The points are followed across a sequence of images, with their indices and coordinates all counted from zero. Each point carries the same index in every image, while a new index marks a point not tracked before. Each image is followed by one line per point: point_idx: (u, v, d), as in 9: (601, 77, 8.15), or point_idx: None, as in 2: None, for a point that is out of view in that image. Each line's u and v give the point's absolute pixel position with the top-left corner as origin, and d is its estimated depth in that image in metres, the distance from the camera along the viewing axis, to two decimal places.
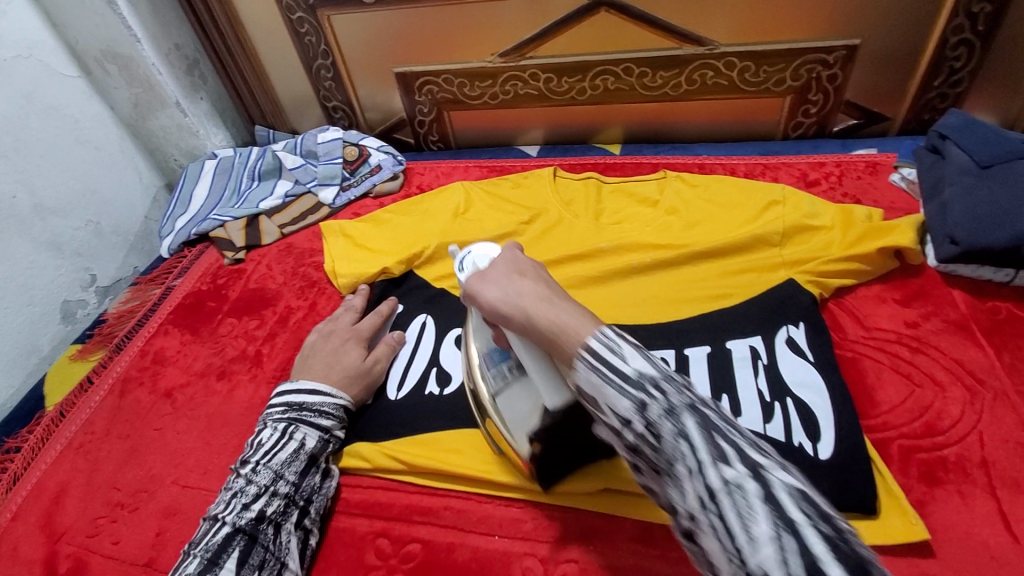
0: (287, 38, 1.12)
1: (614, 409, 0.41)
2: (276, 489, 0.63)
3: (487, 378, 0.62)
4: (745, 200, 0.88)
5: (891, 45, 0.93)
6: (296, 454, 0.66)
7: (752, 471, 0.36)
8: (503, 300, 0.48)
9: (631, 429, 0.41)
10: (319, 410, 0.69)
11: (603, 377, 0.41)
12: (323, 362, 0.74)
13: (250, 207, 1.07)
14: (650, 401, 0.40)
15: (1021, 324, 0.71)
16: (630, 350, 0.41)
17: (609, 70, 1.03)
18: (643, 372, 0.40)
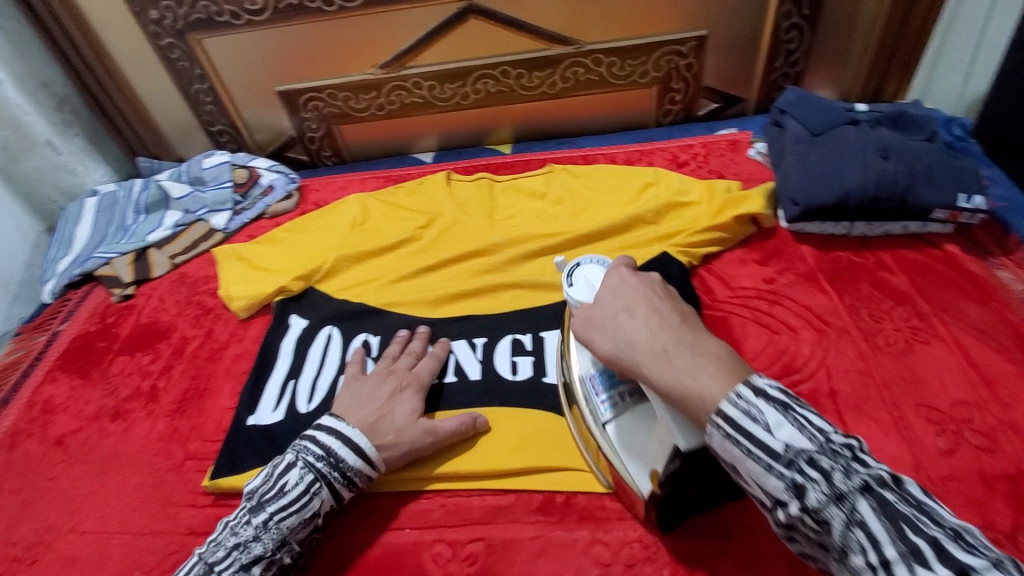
0: (159, 65, 1.09)
1: (761, 484, 0.41)
2: (279, 556, 0.57)
3: (597, 407, 0.60)
4: (623, 186, 0.95)
5: (734, 33, 1.03)
6: (307, 519, 0.59)
7: (960, 574, 0.34)
8: (617, 352, 0.48)
9: (784, 509, 0.40)
10: (348, 472, 0.62)
11: (741, 444, 0.41)
12: (365, 401, 0.67)
13: (137, 241, 1.03)
14: (807, 482, 0.39)
15: (859, 270, 0.81)
16: (774, 417, 0.40)
17: (488, 74, 1.07)
18: (794, 445, 0.40)
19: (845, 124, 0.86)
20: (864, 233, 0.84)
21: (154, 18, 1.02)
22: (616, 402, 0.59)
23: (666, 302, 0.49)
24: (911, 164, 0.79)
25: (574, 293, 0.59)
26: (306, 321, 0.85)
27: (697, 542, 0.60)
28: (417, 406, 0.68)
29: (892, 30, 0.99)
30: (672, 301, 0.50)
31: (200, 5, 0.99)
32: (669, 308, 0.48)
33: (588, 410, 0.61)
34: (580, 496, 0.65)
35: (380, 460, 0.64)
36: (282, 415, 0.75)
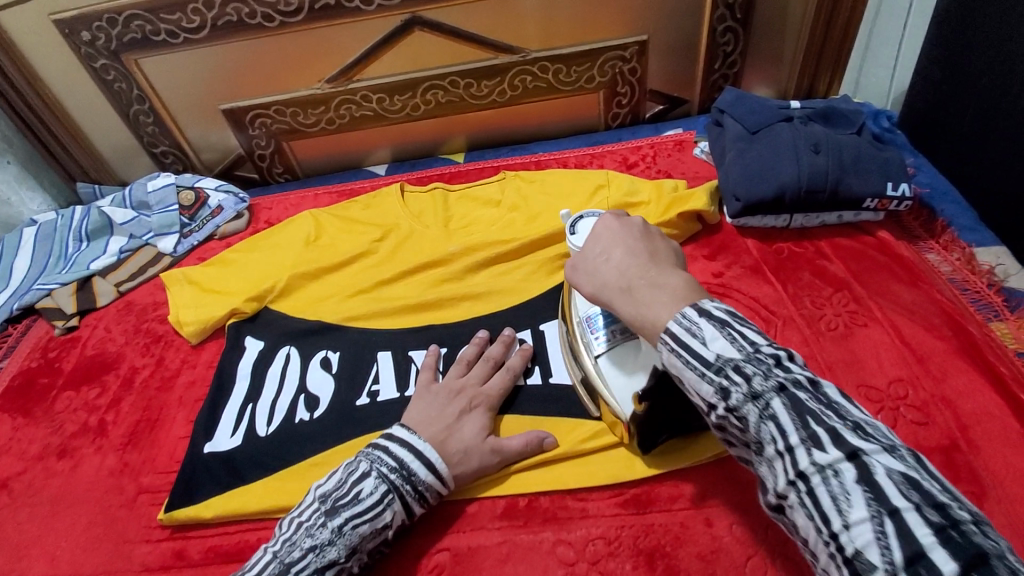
0: (95, 87, 1.05)
1: (697, 392, 0.42)
2: (346, 565, 0.56)
3: (591, 342, 0.65)
4: (576, 189, 0.96)
5: (673, 37, 1.07)
6: (378, 530, 0.58)
7: (849, 454, 0.36)
8: (596, 290, 0.52)
9: (714, 412, 0.42)
10: (421, 484, 0.61)
11: (682, 356, 0.42)
12: (431, 419, 0.65)
13: (80, 270, 0.99)
14: (731, 384, 0.40)
15: (800, 260, 0.84)
16: (710, 332, 0.42)
17: (436, 84, 1.07)
18: (724, 355, 0.41)
19: (778, 121, 0.90)
20: (803, 224, 0.88)
21: (88, 40, 0.99)
22: (610, 334, 0.64)
23: (644, 240, 0.53)
24: (840, 157, 0.83)
25: (575, 241, 0.64)
26: (261, 342, 0.84)
27: (657, 533, 0.62)
28: (484, 424, 0.66)
29: (819, 30, 1.04)
30: (649, 241, 0.53)
31: (134, 25, 0.97)
32: (643, 248, 0.52)
33: (582, 345, 0.66)
34: (544, 498, 0.66)
35: (446, 482, 0.62)
36: (240, 439, 0.74)
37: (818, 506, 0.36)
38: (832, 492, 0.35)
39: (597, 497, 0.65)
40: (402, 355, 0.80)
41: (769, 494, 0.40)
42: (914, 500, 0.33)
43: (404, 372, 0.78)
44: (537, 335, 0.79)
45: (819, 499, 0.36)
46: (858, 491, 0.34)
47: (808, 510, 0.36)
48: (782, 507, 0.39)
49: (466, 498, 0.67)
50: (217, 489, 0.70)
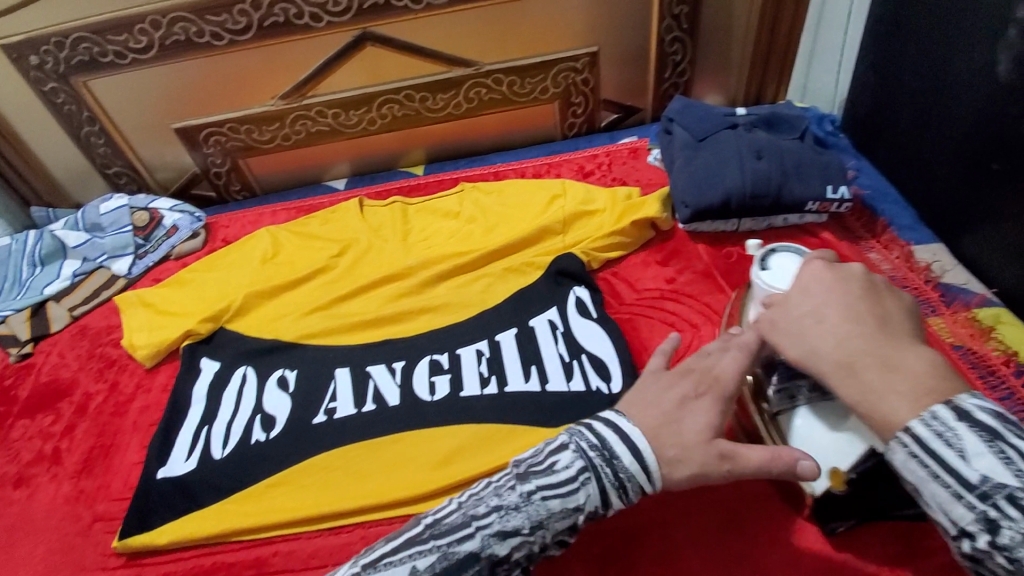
0: (44, 110, 1.03)
1: (946, 512, 0.40)
2: (527, 540, 0.48)
3: (768, 398, 0.59)
4: (532, 199, 0.98)
5: (623, 48, 1.09)
6: (569, 513, 0.48)
7: None
8: (806, 356, 0.49)
9: (975, 544, 0.39)
10: (622, 473, 0.49)
11: (931, 466, 0.41)
12: (654, 409, 0.53)
13: (33, 295, 0.97)
14: (1001, 516, 0.38)
15: (748, 263, 0.87)
16: (973, 444, 0.39)
17: (392, 99, 1.08)
18: (992, 477, 0.39)
19: (724, 129, 0.92)
20: (751, 228, 0.90)
21: (35, 63, 0.97)
22: (786, 397, 0.58)
23: (867, 300, 0.50)
24: (781, 162, 0.86)
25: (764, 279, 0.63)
26: (217, 363, 0.83)
27: (611, 537, 0.63)
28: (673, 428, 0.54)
29: (762, 39, 1.07)
30: (873, 299, 0.50)
31: (81, 47, 0.96)
32: (867, 312, 0.49)
33: (755, 401, 0.61)
34: None
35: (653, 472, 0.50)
36: (196, 463, 0.73)
37: None
38: None
39: None
40: (361, 370, 0.80)
41: None
42: None
43: (362, 388, 0.78)
44: (493, 345, 0.81)
45: None
46: None
47: None
48: None
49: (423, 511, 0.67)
50: (172, 514, 0.69)
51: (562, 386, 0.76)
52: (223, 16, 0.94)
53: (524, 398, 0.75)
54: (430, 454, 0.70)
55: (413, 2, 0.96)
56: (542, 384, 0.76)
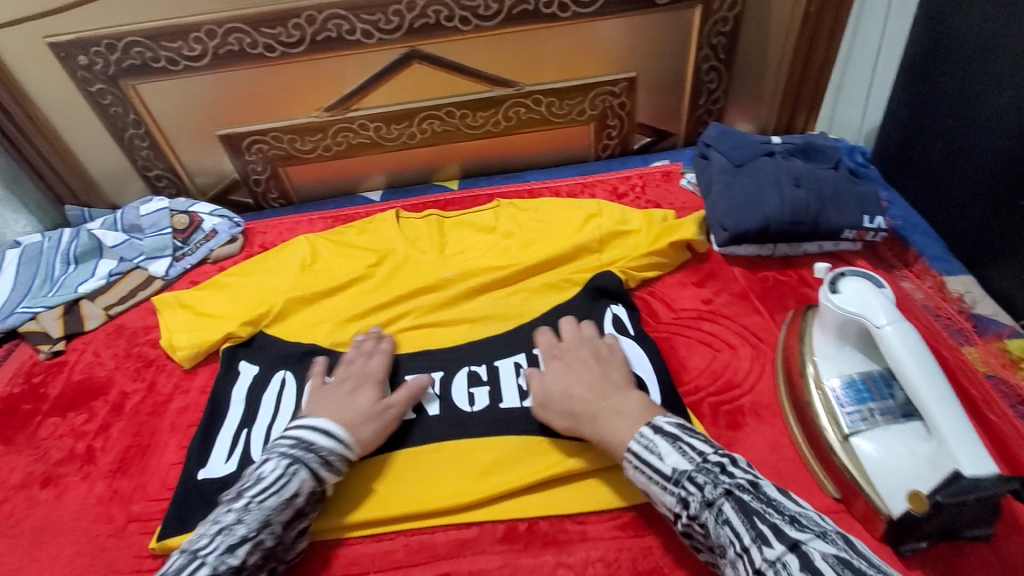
0: (90, 111, 1.05)
1: (664, 502, 0.56)
2: (261, 538, 0.58)
3: (843, 416, 0.64)
4: (568, 217, 0.97)
5: (661, 75, 1.12)
6: (289, 502, 0.60)
7: (791, 547, 0.47)
8: (569, 422, 0.67)
9: (682, 520, 0.55)
10: (324, 457, 0.63)
11: (651, 477, 0.57)
12: (338, 401, 0.70)
13: (67, 293, 0.98)
14: (688, 494, 0.54)
15: (785, 288, 0.88)
16: (666, 449, 0.57)
17: (433, 114, 1.10)
18: (679, 469, 0.56)
19: (761, 156, 0.94)
20: (787, 253, 0.92)
21: (83, 63, 0.99)
22: (866, 417, 0.62)
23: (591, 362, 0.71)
24: (819, 191, 0.88)
25: (834, 300, 0.66)
26: (256, 368, 0.83)
27: (656, 555, 0.63)
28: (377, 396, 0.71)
29: (797, 71, 1.10)
30: (602, 362, 0.71)
31: (134, 51, 0.98)
32: (598, 381, 0.68)
33: (830, 422, 0.65)
34: (543, 522, 0.66)
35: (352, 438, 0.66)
36: (235, 465, 0.72)
37: None
38: None
39: (596, 521, 0.66)
40: (399, 379, 0.79)
41: None
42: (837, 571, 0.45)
43: None
44: (532, 358, 0.79)
45: None
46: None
47: None
48: None
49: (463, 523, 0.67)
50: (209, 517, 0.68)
51: None
52: (278, 29, 0.97)
53: None
54: (470, 466, 0.69)
55: (462, 23, 1.00)
56: None
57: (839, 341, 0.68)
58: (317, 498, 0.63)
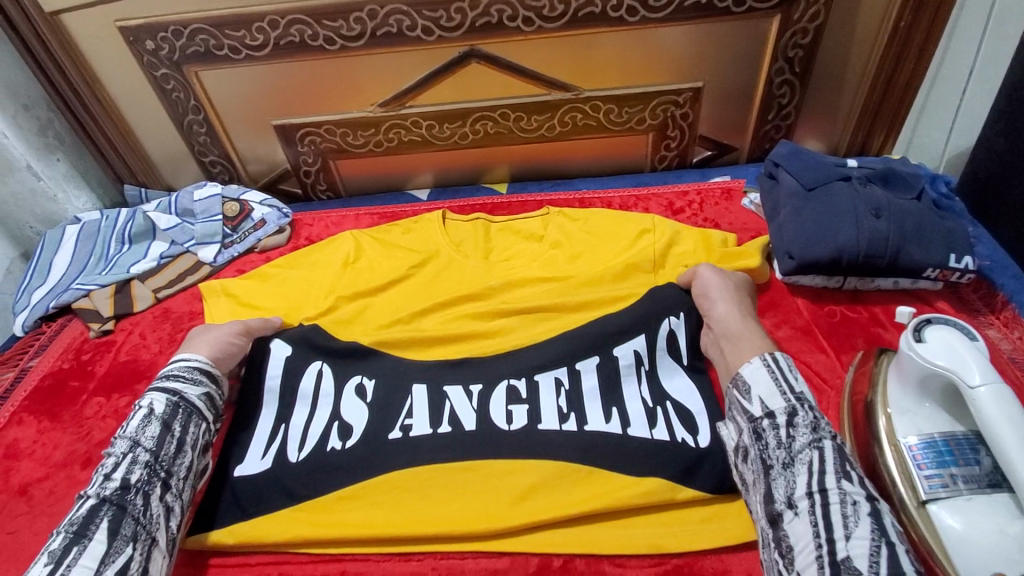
0: (152, 93, 1.07)
1: (768, 402, 0.60)
2: (134, 455, 0.62)
3: (922, 481, 0.58)
4: (619, 230, 0.90)
5: (728, 86, 1.06)
6: (147, 420, 0.65)
7: (867, 498, 0.53)
8: (716, 291, 0.75)
9: (772, 420, 0.59)
10: (171, 374, 0.70)
11: (775, 378, 0.61)
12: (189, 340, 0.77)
13: (119, 273, 1.00)
14: (799, 411, 0.58)
15: (853, 325, 0.82)
16: (800, 377, 0.62)
17: (487, 115, 1.07)
18: (805, 392, 0.60)
19: (836, 180, 0.88)
20: (856, 286, 0.85)
21: (150, 48, 1.00)
22: (947, 484, 0.57)
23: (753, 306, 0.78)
24: (901, 223, 0.81)
25: (919, 349, 0.60)
26: (288, 348, 0.79)
27: None
28: None
29: (878, 89, 1.02)
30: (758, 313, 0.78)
31: (198, 38, 0.98)
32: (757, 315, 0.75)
33: (904, 485, 0.59)
34: (578, 560, 0.64)
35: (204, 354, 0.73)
36: (271, 462, 0.70)
37: (826, 519, 0.52)
38: (849, 514, 0.51)
39: (635, 565, 0.63)
40: (437, 388, 0.76)
41: (778, 501, 0.55)
42: (899, 541, 0.50)
43: (438, 408, 0.74)
44: (573, 374, 0.75)
45: (832, 514, 0.52)
46: (868, 520, 0.51)
47: (816, 519, 0.52)
48: (784, 514, 0.55)
49: (496, 552, 0.65)
50: (238, 516, 0.67)
51: (643, 432, 0.69)
52: (339, 22, 0.95)
53: (603, 439, 0.69)
54: (505, 491, 0.66)
55: (525, 24, 0.96)
56: (623, 429, 0.70)
57: (919, 396, 0.62)
58: (184, 412, 0.67)
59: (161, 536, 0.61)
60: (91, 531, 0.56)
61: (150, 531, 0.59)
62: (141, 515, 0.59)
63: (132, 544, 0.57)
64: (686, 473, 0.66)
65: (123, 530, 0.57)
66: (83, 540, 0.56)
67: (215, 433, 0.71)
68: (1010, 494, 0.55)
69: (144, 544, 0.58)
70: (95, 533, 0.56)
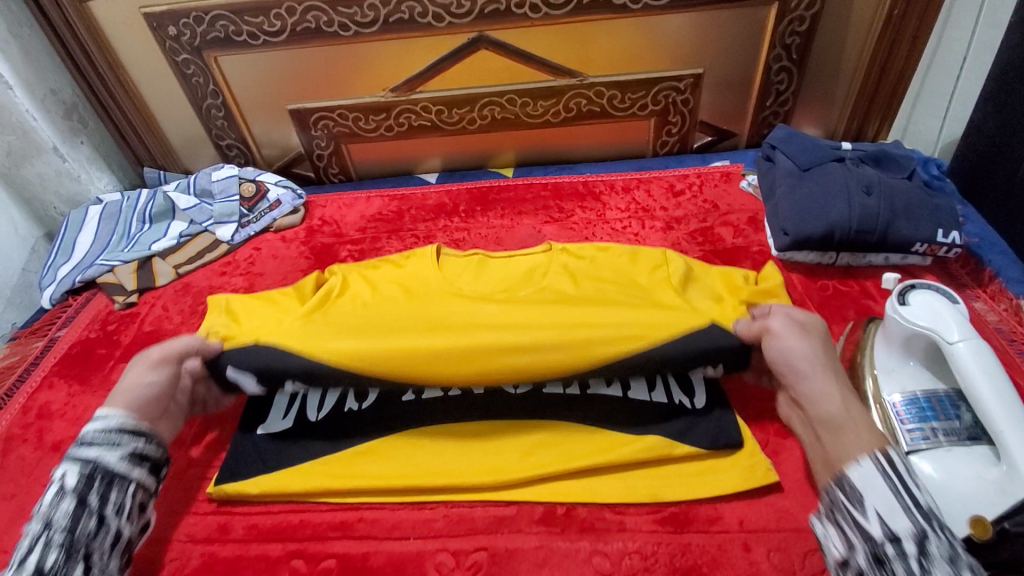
0: (173, 78, 1.11)
1: (889, 520, 0.51)
2: (48, 537, 0.55)
3: (903, 435, 0.62)
4: (630, 272, 0.79)
5: (728, 73, 1.10)
6: (60, 496, 0.57)
7: None
8: (797, 357, 0.63)
9: (897, 542, 0.50)
10: (85, 440, 0.60)
11: (895, 488, 0.52)
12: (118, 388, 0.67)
13: (142, 250, 1.04)
14: (930, 533, 0.49)
15: (846, 298, 0.86)
16: (920, 486, 0.53)
17: (495, 101, 1.11)
18: (931, 507, 0.51)
19: (830, 161, 0.91)
20: (849, 262, 0.89)
21: (172, 34, 1.04)
22: (928, 437, 0.61)
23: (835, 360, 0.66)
24: (891, 201, 0.85)
25: (901, 312, 0.64)
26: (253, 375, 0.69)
27: (695, 553, 0.63)
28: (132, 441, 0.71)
29: (874, 76, 1.06)
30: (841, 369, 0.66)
31: (219, 24, 1.02)
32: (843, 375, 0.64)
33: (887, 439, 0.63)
34: (582, 509, 0.67)
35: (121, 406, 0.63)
36: (292, 421, 0.74)
37: None
38: None
39: (635, 513, 0.67)
40: None
41: None
42: None
43: None
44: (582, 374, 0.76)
45: None
46: None
47: None
48: None
49: (505, 501, 0.68)
50: (259, 467, 0.70)
51: (643, 394, 0.73)
52: (354, 9, 0.99)
53: (606, 399, 0.73)
54: (513, 444, 0.70)
55: (532, 11, 1.00)
56: (624, 391, 0.74)
57: (903, 356, 0.66)
58: (101, 482, 0.59)
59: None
60: None
61: None
62: None
63: None
64: (682, 431, 0.70)
65: None
66: None
67: (150, 489, 0.63)
68: (989, 446, 0.59)
69: None
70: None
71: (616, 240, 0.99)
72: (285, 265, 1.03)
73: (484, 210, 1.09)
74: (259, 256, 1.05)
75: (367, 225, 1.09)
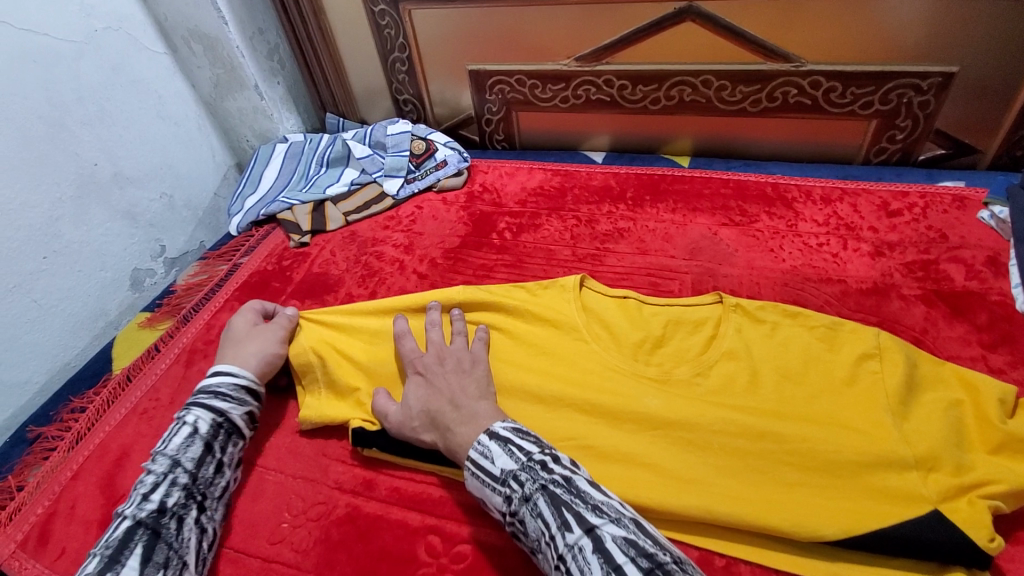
0: (367, 28, 1.13)
1: (494, 504, 0.55)
2: (174, 477, 0.60)
3: None
4: (826, 362, 0.68)
5: (990, 77, 0.88)
6: (189, 439, 0.63)
7: (587, 531, 0.48)
8: (419, 403, 0.65)
9: (507, 517, 0.54)
10: (217, 393, 0.68)
11: (479, 475, 0.56)
12: (236, 344, 0.74)
13: (317, 192, 1.10)
14: (513, 492, 0.53)
15: None
16: (496, 450, 0.56)
17: (686, 81, 1.00)
18: (506, 468, 0.54)
19: None
20: None
21: None
22: None
23: (458, 361, 0.69)
24: None
25: None
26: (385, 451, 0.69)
27: None
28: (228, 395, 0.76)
29: None
30: (472, 372, 0.68)
31: None
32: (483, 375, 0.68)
33: None
34: (742, 566, 0.60)
35: (247, 371, 0.71)
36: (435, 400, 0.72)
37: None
38: (580, 566, 0.47)
39: None
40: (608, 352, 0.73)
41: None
42: (631, 555, 0.46)
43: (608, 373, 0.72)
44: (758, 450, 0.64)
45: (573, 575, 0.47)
46: (596, 560, 0.46)
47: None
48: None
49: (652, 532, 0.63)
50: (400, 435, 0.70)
51: None
52: None
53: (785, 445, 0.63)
54: (671, 470, 0.63)
55: None
56: None
57: None
58: (225, 433, 0.66)
59: (191, 558, 0.57)
60: (125, 557, 0.52)
61: (182, 557, 0.56)
62: (174, 540, 0.56)
63: (164, 572, 0.54)
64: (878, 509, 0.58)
65: (155, 557, 0.54)
66: (115, 565, 0.52)
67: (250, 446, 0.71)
68: None
69: (177, 570, 0.55)
70: (128, 559, 0.52)
71: (808, 258, 0.86)
72: (444, 228, 1.03)
73: (653, 200, 1.00)
74: (420, 216, 1.06)
75: (528, 198, 1.05)
